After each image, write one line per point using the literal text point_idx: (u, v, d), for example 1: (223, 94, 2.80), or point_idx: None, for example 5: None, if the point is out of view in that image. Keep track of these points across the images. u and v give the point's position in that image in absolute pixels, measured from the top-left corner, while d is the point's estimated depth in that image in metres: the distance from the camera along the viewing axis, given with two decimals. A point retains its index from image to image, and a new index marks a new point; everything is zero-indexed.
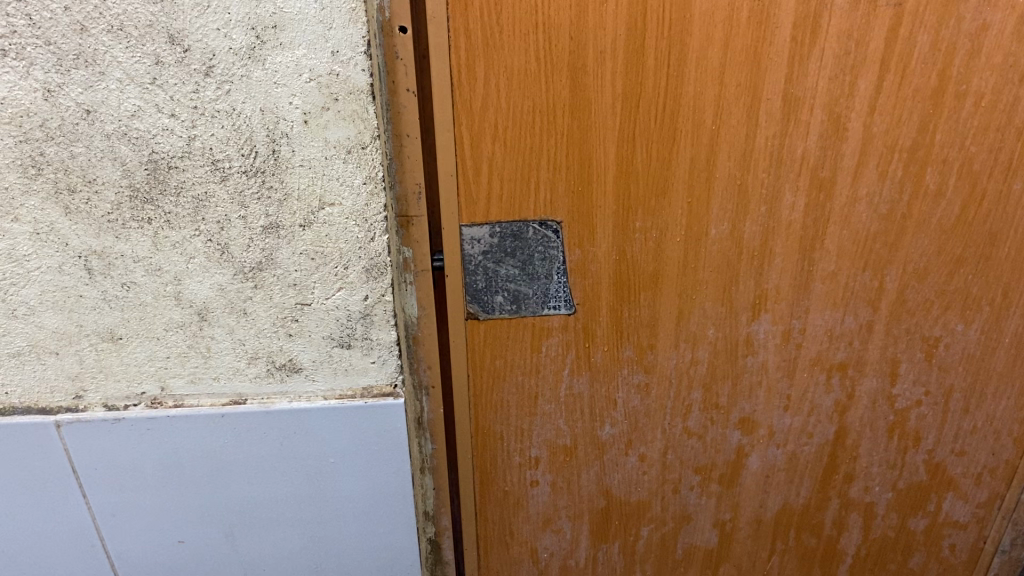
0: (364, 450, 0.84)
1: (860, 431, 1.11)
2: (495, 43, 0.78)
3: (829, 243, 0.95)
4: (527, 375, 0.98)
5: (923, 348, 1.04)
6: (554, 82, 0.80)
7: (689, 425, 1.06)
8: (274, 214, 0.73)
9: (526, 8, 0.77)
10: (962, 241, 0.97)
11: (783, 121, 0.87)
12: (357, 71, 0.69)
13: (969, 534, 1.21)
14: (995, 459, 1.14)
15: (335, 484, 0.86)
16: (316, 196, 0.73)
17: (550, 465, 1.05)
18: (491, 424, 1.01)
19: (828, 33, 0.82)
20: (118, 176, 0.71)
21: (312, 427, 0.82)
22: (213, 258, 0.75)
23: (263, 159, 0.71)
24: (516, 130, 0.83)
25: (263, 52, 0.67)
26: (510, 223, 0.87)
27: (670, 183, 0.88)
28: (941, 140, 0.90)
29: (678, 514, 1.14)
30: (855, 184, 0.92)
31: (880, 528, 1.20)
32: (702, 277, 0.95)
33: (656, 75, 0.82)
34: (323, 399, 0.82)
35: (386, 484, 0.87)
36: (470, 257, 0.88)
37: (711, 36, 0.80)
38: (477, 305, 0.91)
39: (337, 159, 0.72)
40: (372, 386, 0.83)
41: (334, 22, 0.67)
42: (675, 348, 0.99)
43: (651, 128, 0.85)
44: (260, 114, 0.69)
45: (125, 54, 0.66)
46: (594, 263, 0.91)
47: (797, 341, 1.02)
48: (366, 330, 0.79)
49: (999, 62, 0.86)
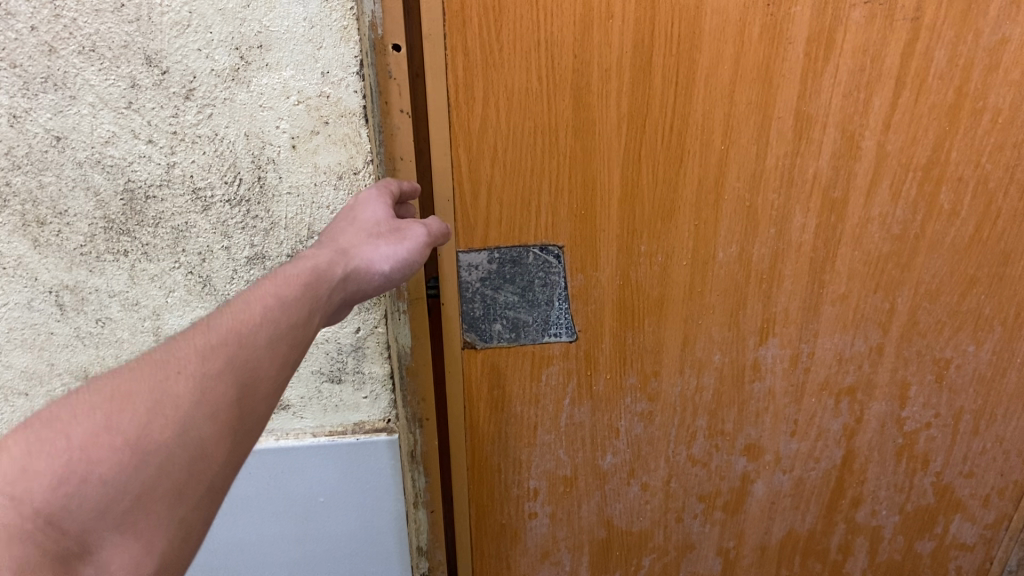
0: (355, 491, 0.83)
1: (868, 454, 1.09)
2: (494, 61, 0.74)
3: (840, 265, 0.93)
4: (527, 404, 0.94)
5: (934, 370, 1.02)
6: (557, 102, 0.76)
7: (694, 452, 1.03)
8: (259, 245, 0.71)
9: (527, 25, 0.73)
10: (975, 260, 0.95)
11: (794, 140, 0.84)
12: (349, 92, 0.67)
13: (976, 555, 1.21)
14: (1004, 480, 1.13)
15: (324, 525, 0.85)
16: (304, 225, 0.71)
17: (550, 496, 1.02)
18: (489, 456, 0.97)
19: (843, 48, 0.79)
20: (92, 207, 0.68)
21: (301, 465, 0.81)
22: (195, 291, 0.73)
23: (248, 186, 0.69)
24: (517, 151, 0.79)
25: (247, 73, 0.64)
26: (510, 248, 0.84)
27: (676, 206, 0.85)
28: (957, 157, 0.88)
29: (681, 544, 1.11)
30: (868, 204, 0.89)
31: (887, 551, 1.19)
32: (709, 301, 0.92)
33: (664, 94, 0.78)
34: (312, 436, 0.80)
35: (376, 524, 0.86)
36: (467, 284, 0.84)
37: (721, 52, 0.77)
38: (474, 334, 0.88)
39: (327, 185, 0.70)
40: (364, 421, 0.81)
41: (323, 41, 0.64)
42: (680, 374, 0.96)
43: (658, 149, 0.81)
44: (244, 139, 0.67)
45: (98, 77, 0.63)
46: (597, 289, 0.88)
47: (805, 365, 1.00)
48: (357, 364, 0.78)
49: (1017, 78, 0.83)
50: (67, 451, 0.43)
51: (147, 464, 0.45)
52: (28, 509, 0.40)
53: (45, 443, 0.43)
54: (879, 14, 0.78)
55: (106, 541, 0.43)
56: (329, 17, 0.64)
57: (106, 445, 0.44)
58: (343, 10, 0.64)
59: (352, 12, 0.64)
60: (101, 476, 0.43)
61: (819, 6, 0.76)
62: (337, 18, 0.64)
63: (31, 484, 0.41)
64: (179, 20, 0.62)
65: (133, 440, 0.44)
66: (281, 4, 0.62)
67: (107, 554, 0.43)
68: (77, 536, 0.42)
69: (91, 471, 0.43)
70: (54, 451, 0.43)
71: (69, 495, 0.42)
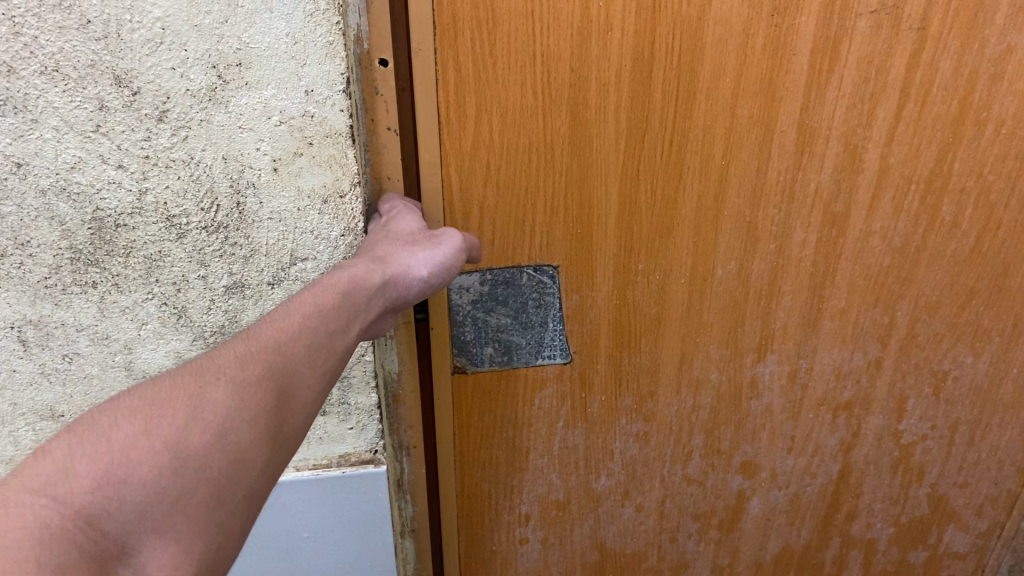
0: (340, 524, 0.83)
1: (864, 469, 1.08)
2: (488, 76, 0.70)
3: (840, 280, 0.91)
4: (519, 428, 0.91)
5: (932, 382, 1.02)
6: (553, 118, 0.73)
7: (690, 472, 1.00)
8: (238, 273, 0.69)
9: (522, 39, 0.69)
10: (976, 271, 0.93)
11: (796, 154, 0.81)
12: (335, 112, 0.65)
13: (968, 563, 1.21)
14: (997, 488, 1.13)
15: (310, 558, 0.85)
16: (286, 251, 0.69)
17: (541, 521, 0.99)
18: (479, 482, 0.94)
19: (847, 58, 0.77)
20: (57, 237, 0.65)
21: (288, 502, 0.80)
22: (168, 323, 0.71)
23: (226, 212, 0.67)
24: (511, 170, 0.75)
25: (225, 92, 0.62)
26: (503, 269, 0.80)
27: (674, 223, 0.82)
28: (960, 168, 0.86)
29: (675, 563, 1.09)
30: (870, 217, 0.87)
31: (881, 563, 1.19)
32: (708, 319, 0.89)
33: (663, 110, 0.75)
34: (296, 470, 0.79)
35: (364, 555, 0.86)
36: (459, 307, 0.81)
37: (724, 64, 0.74)
38: (465, 358, 0.84)
39: (311, 210, 0.68)
40: (350, 453, 0.80)
41: (307, 58, 0.62)
42: (677, 395, 0.93)
43: (656, 166, 0.78)
44: (222, 162, 0.65)
45: (62, 98, 0.60)
46: (593, 309, 0.85)
47: (803, 381, 0.98)
48: (343, 395, 0.76)
49: (1022, 88, 0.81)
50: (107, 453, 0.44)
51: (186, 469, 0.46)
52: (69, 510, 0.41)
53: (86, 446, 0.44)
54: (885, 23, 0.75)
55: (143, 544, 0.43)
56: (312, 32, 0.61)
57: (145, 448, 0.45)
58: (328, 25, 0.62)
59: (337, 27, 0.62)
60: (140, 479, 0.44)
61: (824, 17, 0.74)
62: (321, 34, 0.62)
63: (72, 485, 0.42)
64: (151, 37, 0.59)
65: (172, 444, 0.46)
66: (262, 20, 0.60)
67: (144, 557, 0.43)
68: (116, 539, 0.43)
69: (131, 474, 0.44)
70: (95, 454, 0.44)
71: (108, 498, 0.43)
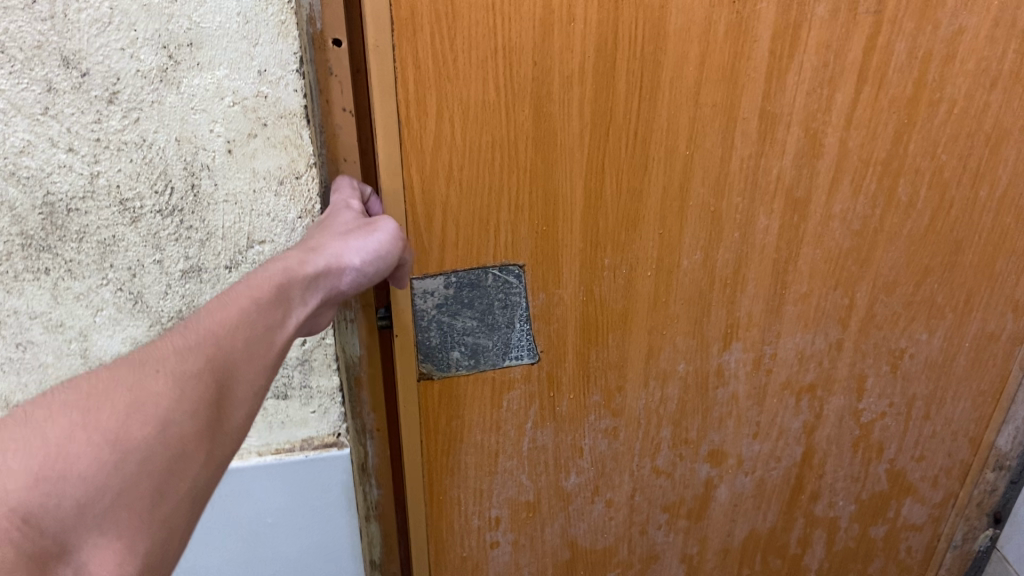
0: (303, 509, 0.84)
1: (827, 450, 1.09)
2: (448, 72, 0.67)
3: (802, 264, 0.90)
4: (488, 432, 0.89)
5: (889, 360, 1.02)
6: (516, 113, 0.70)
7: (658, 464, 0.99)
8: (195, 257, 0.69)
9: (483, 32, 0.66)
10: (930, 250, 0.94)
11: (759, 141, 0.80)
12: (287, 92, 0.65)
13: (926, 535, 1.23)
14: (951, 460, 1.15)
15: (273, 546, 0.85)
16: (243, 234, 0.69)
17: (511, 524, 0.97)
18: (448, 490, 0.91)
19: (808, 43, 0.76)
20: (7, 223, 0.63)
21: (249, 485, 0.80)
22: (125, 309, 0.69)
23: (180, 195, 0.66)
24: (473, 168, 0.72)
25: (177, 73, 0.62)
26: (468, 271, 0.78)
27: (641, 215, 0.80)
28: (914, 149, 0.87)
29: (646, 555, 1.08)
30: (830, 202, 0.87)
31: (843, 541, 1.20)
32: (674, 311, 0.88)
33: (627, 100, 0.73)
34: (258, 456, 0.80)
35: (328, 539, 0.86)
36: (423, 312, 0.78)
37: (687, 53, 0.72)
38: (431, 364, 0.82)
39: (266, 191, 0.68)
40: (313, 437, 0.82)
41: (259, 38, 0.63)
42: (645, 387, 0.92)
43: (621, 159, 0.76)
44: (175, 144, 0.64)
45: (11, 81, 0.59)
46: (560, 307, 0.83)
47: (768, 366, 0.98)
48: (305, 378, 0.78)
49: (973, 67, 0.83)
50: (44, 447, 0.43)
51: (127, 462, 0.45)
52: (5, 509, 0.41)
53: (19, 442, 0.43)
54: (843, 8, 0.75)
55: (84, 542, 0.43)
56: (263, 12, 0.62)
57: (82, 441, 0.44)
58: (279, 5, 0.62)
59: (288, 7, 0.62)
60: (80, 474, 0.43)
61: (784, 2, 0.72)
62: (272, 14, 0.62)
63: (5, 483, 0.41)
64: (101, 18, 0.59)
65: (112, 436, 0.45)
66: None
67: (87, 555, 0.43)
68: (55, 536, 0.42)
69: (68, 470, 0.43)
70: (30, 449, 0.43)
71: (46, 494, 0.42)
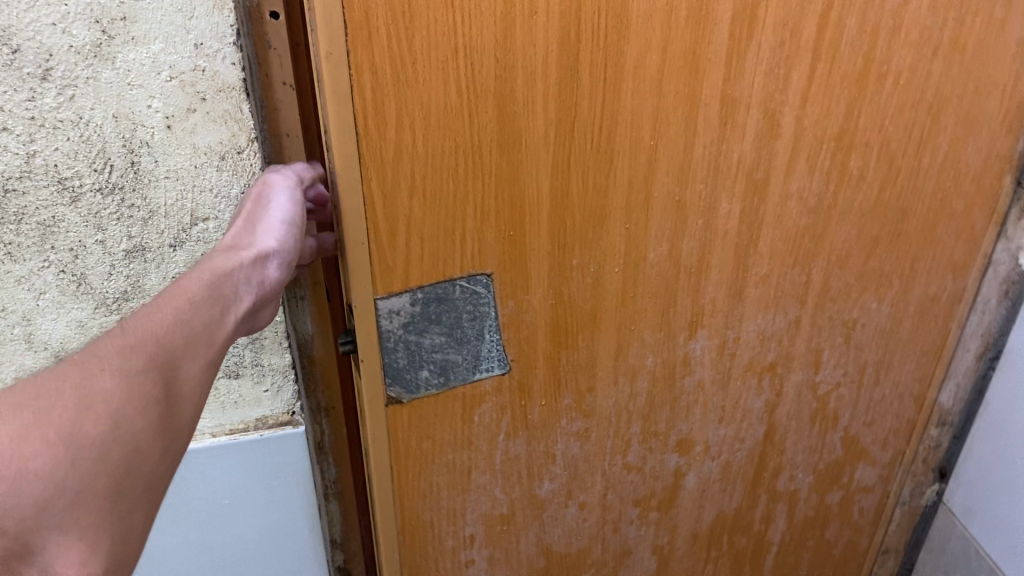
0: (260, 486, 0.91)
1: (787, 426, 1.08)
2: (408, 77, 0.62)
3: (762, 247, 0.89)
4: (459, 450, 0.85)
5: (842, 332, 1.02)
6: (479, 115, 0.66)
7: (629, 460, 0.97)
8: (137, 236, 0.71)
9: (442, 31, 0.61)
10: (879, 220, 0.94)
11: (720, 126, 0.77)
12: (225, 66, 0.67)
13: (876, 495, 1.25)
14: (899, 420, 1.17)
15: (231, 523, 0.92)
16: (187, 211, 0.71)
17: (487, 539, 0.93)
18: (420, 513, 0.87)
19: (765, 24, 0.73)
20: None
21: (203, 464, 0.87)
22: (68, 291, 0.71)
23: (121, 172, 0.67)
24: (436, 177, 0.67)
25: (111, 48, 0.63)
26: (434, 285, 0.73)
27: (607, 211, 0.76)
28: (865, 122, 0.85)
29: (619, 552, 1.06)
30: (787, 180, 0.85)
31: (803, 511, 1.20)
32: (641, 305, 0.85)
33: (591, 94, 0.69)
34: (212, 436, 0.86)
35: (286, 517, 0.94)
36: (389, 333, 0.74)
37: (649, 41, 0.68)
38: (399, 387, 0.77)
39: (208, 166, 0.70)
40: (267, 416, 0.88)
41: (195, 11, 0.64)
42: (615, 385, 0.89)
43: (587, 154, 0.72)
44: (113, 121, 0.65)
45: None
46: (529, 313, 0.79)
47: (731, 351, 0.96)
48: (255, 357, 0.84)
49: (916, 38, 0.82)
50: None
51: (82, 458, 0.47)
52: None
53: None
54: None
55: (48, 539, 0.45)
56: None
57: (37, 440, 0.46)
58: None
59: None
60: (36, 473, 0.45)
61: None
62: None
63: None
64: None
65: (66, 434, 0.47)
66: None
67: (49, 556, 0.45)
68: (17, 535, 0.44)
69: (24, 468, 0.45)
70: None
71: (6, 493, 0.44)
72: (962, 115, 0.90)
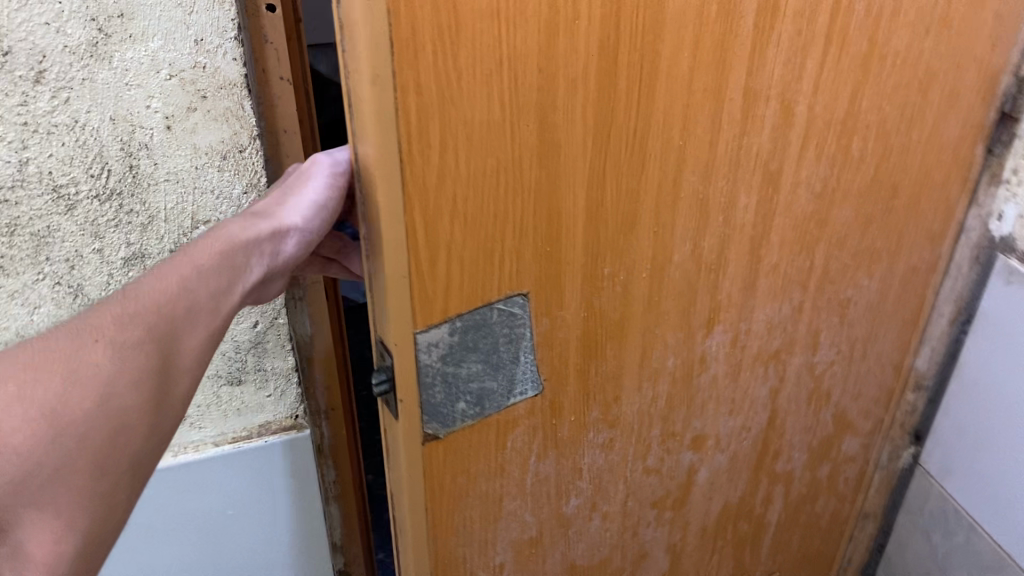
0: (258, 496, 1.13)
1: (787, 410, 1.06)
2: (451, 95, 0.57)
3: (774, 237, 0.85)
4: (493, 479, 0.80)
5: (838, 311, 1.00)
6: (521, 129, 0.61)
7: (649, 464, 0.94)
8: (137, 243, 0.90)
9: (487, 44, 0.56)
10: (875, 196, 0.91)
11: (742, 120, 0.73)
12: (226, 62, 0.85)
13: (859, 464, 1.24)
14: (880, 390, 1.16)
15: (232, 530, 1.15)
16: (186, 215, 0.91)
17: (515, 564, 0.89)
18: (454, 549, 0.82)
19: (786, 13, 0.69)
20: None
21: (214, 477, 1.08)
22: (62, 301, 0.90)
23: (119, 174, 0.86)
24: (477, 199, 0.62)
25: (109, 47, 0.79)
26: (472, 311, 0.68)
27: (637, 216, 0.72)
28: (868, 104, 0.82)
29: (636, 555, 1.04)
30: (799, 168, 0.81)
31: (796, 489, 1.19)
32: (664, 307, 0.82)
33: (627, 97, 0.64)
34: (215, 445, 1.07)
35: (277, 523, 1.17)
36: (427, 367, 0.68)
37: (682, 37, 0.64)
38: (436, 423, 0.72)
39: (208, 167, 0.89)
40: (270, 422, 1.10)
41: (192, 9, 0.81)
42: (639, 390, 0.86)
43: (622, 161, 0.68)
44: (112, 123, 0.83)
45: None
46: (562, 329, 0.75)
47: (743, 343, 0.93)
48: (260, 357, 1.04)
49: (913, 19, 0.79)
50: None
51: (63, 436, 0.53)
52: None
53: None
54: None
55: (24, 514, 0.52)
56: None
57: (18, 416, 0.52)
58: None
59: None
60: (15, 449, 0.51)
61: None
62: None
63: None
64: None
65: (49, 412, 0.53)
66: None
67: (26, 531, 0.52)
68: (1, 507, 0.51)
69: (6, 445, 0.51)
70: None
71: None
72: (946, 90, 0.88)
